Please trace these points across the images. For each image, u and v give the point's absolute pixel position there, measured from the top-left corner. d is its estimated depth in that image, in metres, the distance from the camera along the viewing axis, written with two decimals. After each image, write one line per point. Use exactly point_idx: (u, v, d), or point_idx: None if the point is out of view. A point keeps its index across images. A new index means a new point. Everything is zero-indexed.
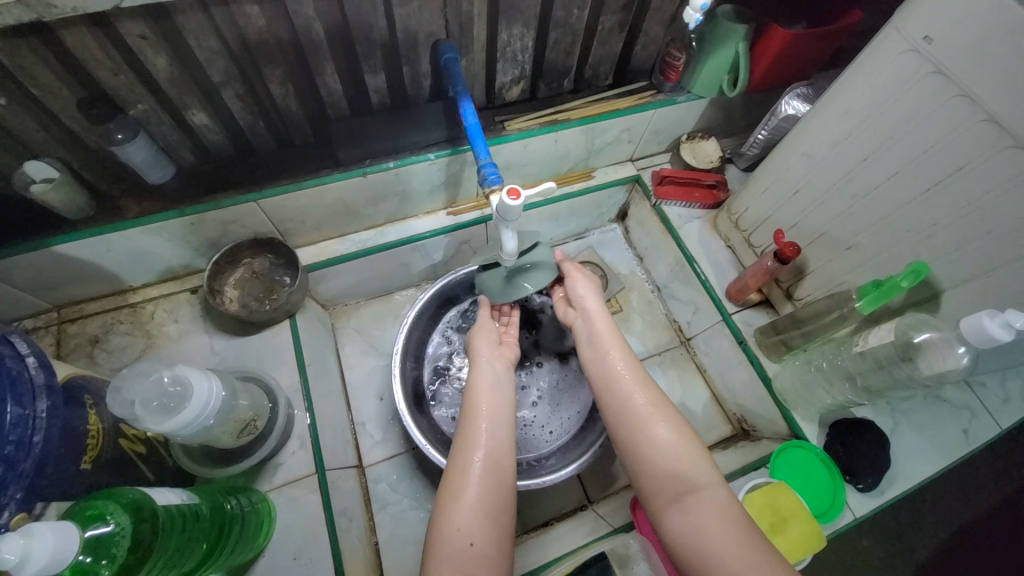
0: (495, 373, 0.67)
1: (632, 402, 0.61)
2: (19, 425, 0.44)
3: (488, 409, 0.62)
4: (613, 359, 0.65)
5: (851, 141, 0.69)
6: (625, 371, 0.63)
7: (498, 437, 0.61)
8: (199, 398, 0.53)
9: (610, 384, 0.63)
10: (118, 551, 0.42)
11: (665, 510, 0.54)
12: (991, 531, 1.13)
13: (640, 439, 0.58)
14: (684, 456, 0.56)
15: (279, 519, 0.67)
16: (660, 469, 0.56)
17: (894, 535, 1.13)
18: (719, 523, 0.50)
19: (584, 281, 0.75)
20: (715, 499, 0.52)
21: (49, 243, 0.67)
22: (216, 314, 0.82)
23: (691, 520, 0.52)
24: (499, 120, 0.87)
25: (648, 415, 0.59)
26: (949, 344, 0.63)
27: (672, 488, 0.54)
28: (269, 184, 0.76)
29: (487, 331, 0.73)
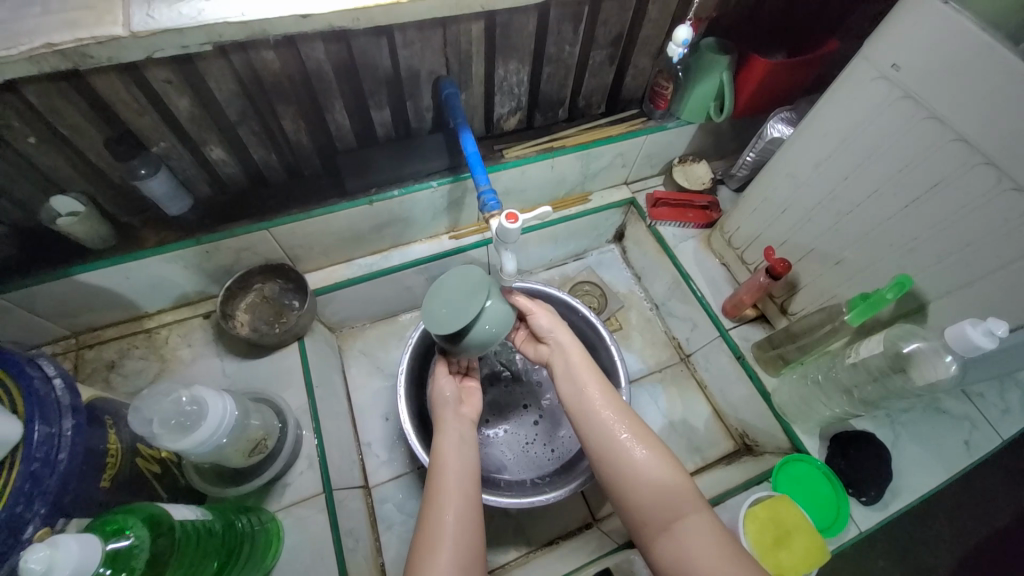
0: (459, 431, 0.68)
1: (612, 433, 0.61)
2: (46, 443, 0.46)
3: (455, 473, 0.62)
4: (588, 390, 0.65)
5: (831, 162, 0.72)
6: (602, 402, 0.63)
7: (467, 504, 0.60)
8: (213, 416, 0.56)
9: (587, 418, 0.63)
10: (137, 563, 0.43)
11: (654, 540, 0.56)
12: (1006, 549, 1.11)
13: (624, 470, 0.58)
14: (668, 482, 0.57)
15: (288, 539, 0.68)
16: (645, 500, 0.57)
17: (907, 555, 1.11)
18: (708, 549, 0.52)
19: (550, 316, 0.72)
20: (703, 523, 0.55)
21: (72, 272, 0.71)
22: (227, 337, 0.85)
23: (681, 547, 0.53)
24: (497, 149, 0.91)
25: (630, 445, 0.60)
26: (937, 353, 0.65)
27: (660, 517, 0.56)
28: (281, 213, 0.81)
29: (446, 391, 0.73)
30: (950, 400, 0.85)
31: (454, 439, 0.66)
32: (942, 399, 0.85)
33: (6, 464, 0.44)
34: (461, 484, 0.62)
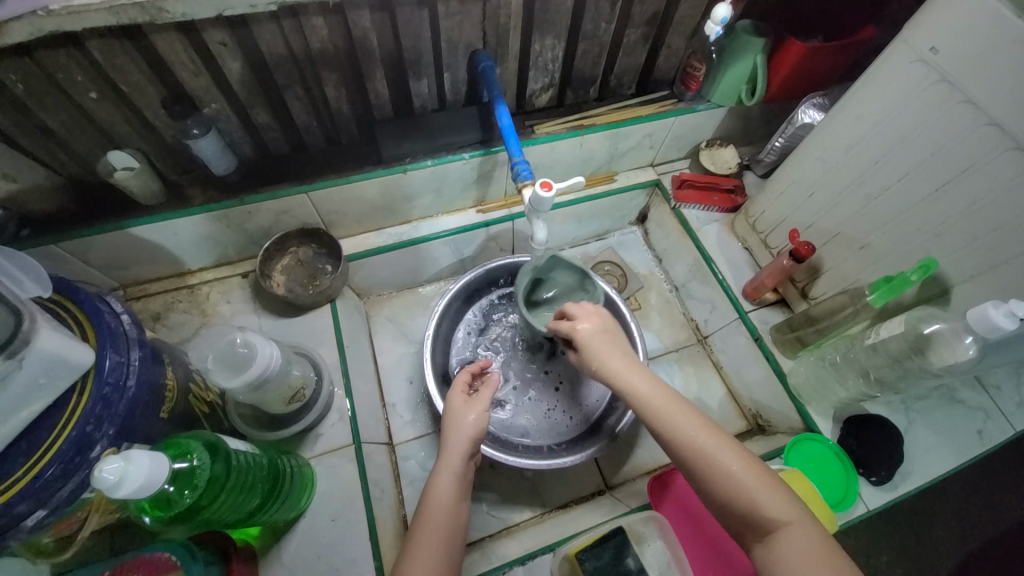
0: (456, 477, 0.62)
1: (687, 441, 0.54)
2: (116, 370, 0.50)
3: (439, 522, 0.59)
4: (655, 402, 0.57)
5: (863, 146, 0.73)
6: (671, 413, 0.56)
7: (447, 556, 0.57)
8: (261, 360, 0.59)
9: (657, 432, 0.56)
10: (198, 482, 0.48)
11: (750, 546, 0.51)
12: (1013, 552, 1.11)
13: (709, 481, 0.52)
14: (756, 487, 0.50)
15: (320, 484, 0.73)
16: (732, 509, 0.51)
17: (913, 552, 1.13)
18: (810, 563, 0.46)
19: (590, 328, 0.65)
20: (803, 531, 0.48)
21: (126, 225, 0.75)
22: (264, 295, 0.89)
23: (778, 559, 0.47)
24: (529, 124, 0.93)
25: (707, 454, 0.52)
26: (957, 336, 0.66)
27: (751, 524, 0.50)
28: (319, 179, 0.84)
29: (458, 428, 0.66)
30: (966, 390, 0.86)
31: (453, 484, 0.62)
32: (958, 389, 0.86)
33: (77, 388, 0.48)
34: (445, 532, 0.59)
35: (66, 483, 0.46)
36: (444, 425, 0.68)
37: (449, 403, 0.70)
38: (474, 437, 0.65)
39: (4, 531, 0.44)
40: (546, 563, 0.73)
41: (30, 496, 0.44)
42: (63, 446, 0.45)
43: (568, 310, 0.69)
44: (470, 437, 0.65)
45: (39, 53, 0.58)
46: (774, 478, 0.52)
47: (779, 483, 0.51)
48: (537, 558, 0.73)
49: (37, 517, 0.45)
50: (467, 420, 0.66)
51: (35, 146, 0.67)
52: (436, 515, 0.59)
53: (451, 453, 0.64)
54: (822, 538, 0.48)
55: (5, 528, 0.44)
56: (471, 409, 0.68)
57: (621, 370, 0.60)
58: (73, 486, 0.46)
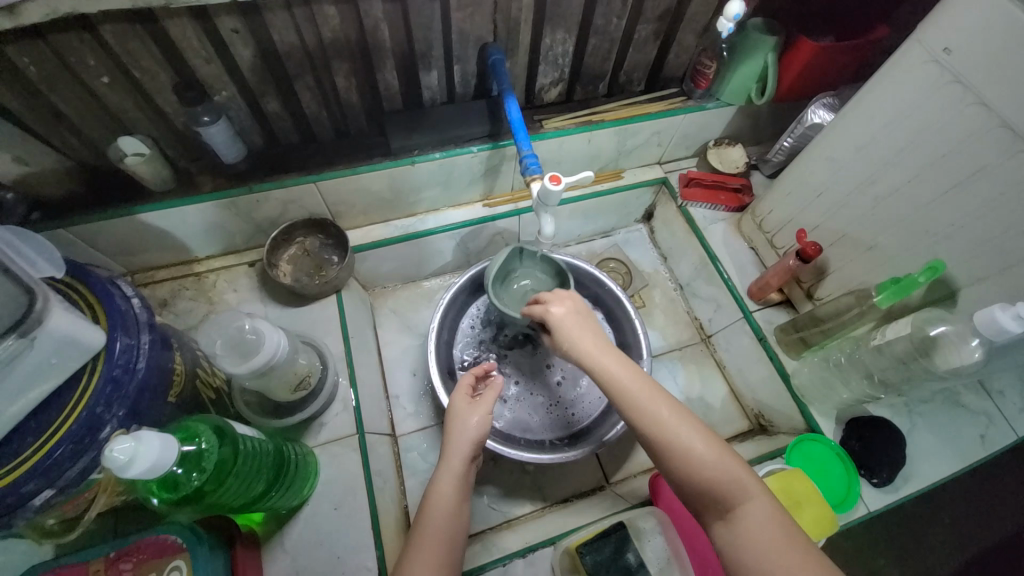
0: (457, 479, 0.63)
1: (653, 421, 0.54)
2: (127, 353, 0.50)
3: (439, 526, 0.59)
4: (624, 382, 0.57)
5: (874, 146, 0.73)
6: (639, 394, 0.56)
7: (448, 559, 0.58)
8: (269, 347, 0.60)
9: (624, 412, 0.56)
10: (206, 466, 0.49)
11: (710, 524, 0.51)
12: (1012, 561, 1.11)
13: (673, 459, 0.52)
14: (719, 466, 0.51)
15: (323, 473, 0.73)
16: (693, 487, 0.52)
17: (912, 558, 1.13)
18: (768, 540, 0.46)
19: (563, 309, 0.66)
20: (761, 509, 0.49)
21: (135, 210, 0.75)
22: (270, 285, 0.90)
23: (737, 536, 0.48)
24: (537, 119, 0.93)
25: (672, 434, 0.53)
26: (963, 338, 0.66)
27: (712, 502, 0.51)
28: (328, 169, 0.84)
29: (461, 429, 0.66)
30: (969, 395, 0.86)
31: (454, 487, 0.62)
32: (961, 393, 0.86)
33: (88, 369, 0.48)
34: (444, 536, 0.59)
35: (75, 463, 0.46)
36: (445, 425, 0.68)
37: (452, 403, 0.70)
38: (477, 440, 0.66)
39: (14, 509, 0.44)
40: (547, 555, 0.73)
41: (39, 476, 0.45)
42: (74, 427, 0.46)
43: (540, 295, 0.70)
44: (473, 439, 0.65)
45: (53, 36, 0.58)
46: (735, 458, 0.52)
47: (741, 463, 0.52)
48: (538, 551, 0.73)
49: (45, 496, 0.45)
50: (470, 422, 0.66)
51: (46, 129, 0.67)
52: (436, 519, 0.59)
53: (450, 455, 0.64)
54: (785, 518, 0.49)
55: (13, 507, 0.44)
56: (475, 410, 0.68)
57: (593, 351, 0.61)
58: (81, 466, 0.46)
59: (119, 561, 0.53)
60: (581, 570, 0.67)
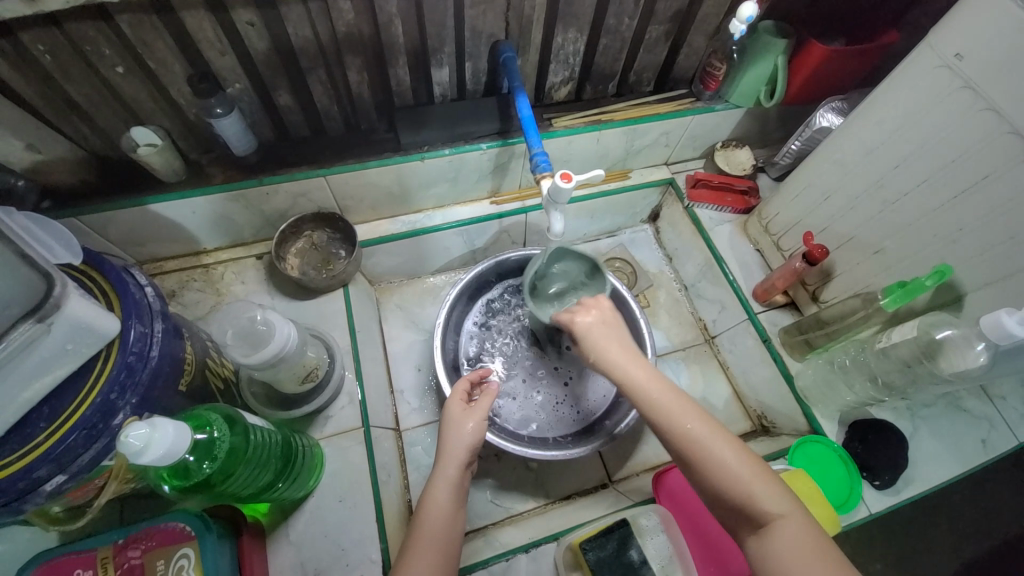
0: (453, 484, 0.62)
1: (685, 434, 0.54)
2: (141, 341, 0.51)
3: (434, 531, 0.59)
4: (653, 395, 0.57)
5: (883, 150, 0.73)
6: (670, 405, 0.56)
7: (445, 563, 0.57)
8: (280, 339, 0.60)
9: (655, 424, 0.56)
10: (218, 453, 0.49)
11: (745, 537, 0.51)
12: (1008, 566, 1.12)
13: (705, 473, 0.52)
14: (751, 480, 0.51)
15: (328, 465, 0.73)
16: (726, 499, 0.52)
17: (910, 562, 1.13)
18: (803, 555, 0.46)
19: (591, 316, 0.65)
20: (795, 523, 0.48)
21: (145, 201, 0.75)
22: (278, 277, 0.90)
23: (772, 547, 0.48)
24: (546, 117, 0.93)
25: (704, 447, 0.53)
26: (968, 342, 0.66)
27: (746, 516, 0.50)
28: (338, 162, 0.84)
29: (456, 434, 0.66)
30: (972, 399, 0.87)
31: (450, 492, 0.62)
32: (964, 397, 0.87)
33: (102, 356, 0.49)
34: (440, 539, 0.58)
35: (87, 449, 0.47)
36: (442, 430, 0.68)
37: (448, 409, 0.69)
38: (471, 446, 0.65)
39: (25, 494, 0.45)
40: (550, 551, 0.74)
41: (51, 461, 0.45)
42: (88, 412, 0.46)
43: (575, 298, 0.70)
44: (469, 446, 0.65)
45: (69, 24, 0.58)
46: (766, 469, 0.52)
47: (772, 475, 0.52)
48: (541, 546, 0.74)
49: (56, 482, 0.46)
50: (465, 428, 0.66)
51: (59, 118, 0.68)
52: (431, 522, 0.59)
53: (449, 463, 0.64)
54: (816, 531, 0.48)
55: (24, 491, 0.44)
56: (470, 417, 0.67)
57: (620, 362, 0.60)
58: (94, 452, 0.47)
59: (127, 548, 0.53)
60: (585, 567, 0.67)
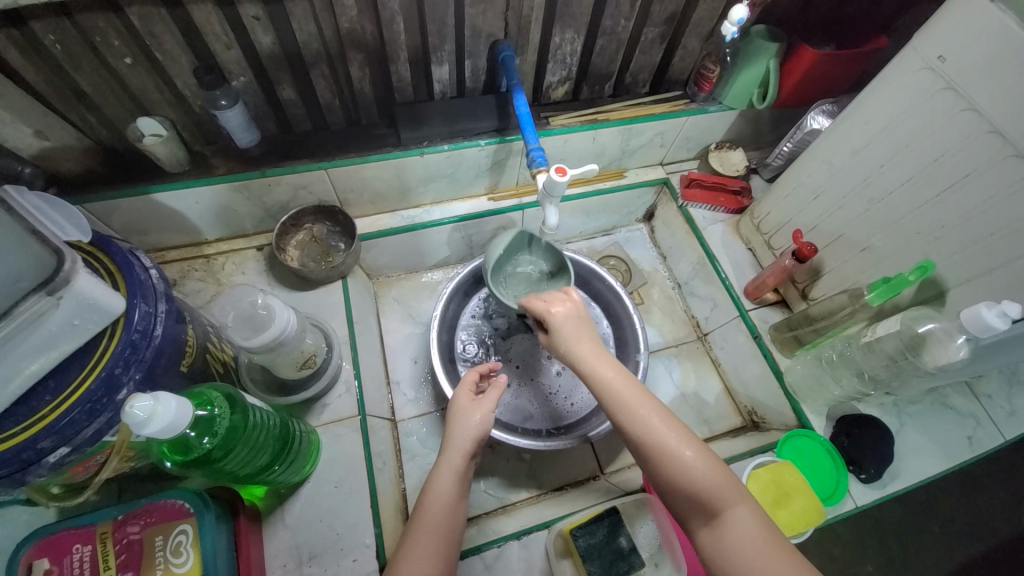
0: (454, 482, 0.62)
1: (644, 427, 0.55)
2: (146, 320, 0.52)
3: (435, 523, 0.58)
4: (614, 387, 0.58)
5: (870, 150, 0.75)
6: (631, 400, 0.56)
7: (440, 558, 0.57)
8: (279, 323, 0.62)
9: (613, 417, 0.57)
10: (218, 430, 0.51)
11: (696, 529, 0.52)
12: (997, 567, 1.13)
13: (661, 465, 0.53)
14: (708, 474, 0.52)
15: (324, 452, 0.74)
16: (680, 493, 0.52)
17: (901, 563, 1.14)
18: (753, 544, 0.48)
19: (566, 309, 0.67)
20: (746, 513, 0.50)
21: (149, 190, 0.77)
22: (278, 268, 0.91)
23: (724, 539, 0.49)
24: (544, 116, 0.95)
25: (661, 440, 0.53)
26: (950, 336, 0.68)
27: (700, 508, 0.51)
28: (339, 156, 0.86)
29: (462, 425, 0.66)
30: (958, 397, 0.89)
31: (452, 482, 0.62)
32: (950, 395, 0.89)
33: (107, 333, 0.50)
34: (443, 531, 0.58)
35: (91, 422, 0.48)
36: (449, 421, 0.68)
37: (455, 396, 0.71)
38: (477, 437, 0.65)
39: (28, 466, 0.46)
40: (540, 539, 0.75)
41: (55, 433, 0.46)
42: (92, 386, 0.47)
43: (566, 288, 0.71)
44: (473, 439, 0.65)
45: (80, 15, 0.60)
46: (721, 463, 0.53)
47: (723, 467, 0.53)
48: (532, 534, 0.74)
49: (60, 454, 0.47)
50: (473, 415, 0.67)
51: (67, 107, 0.70)
52: (435, 513, 0.59)
53: (454, 454, 0.64)
54: (766, 526, 0.50)
55: (28, 463, 0.46)
56: (477, 409, 0.67)
57: (588, 358, 0.61)
58: (97, 426, 0.48)
59: (126, 524, 0.54)
60: (575, 554, 0.68)
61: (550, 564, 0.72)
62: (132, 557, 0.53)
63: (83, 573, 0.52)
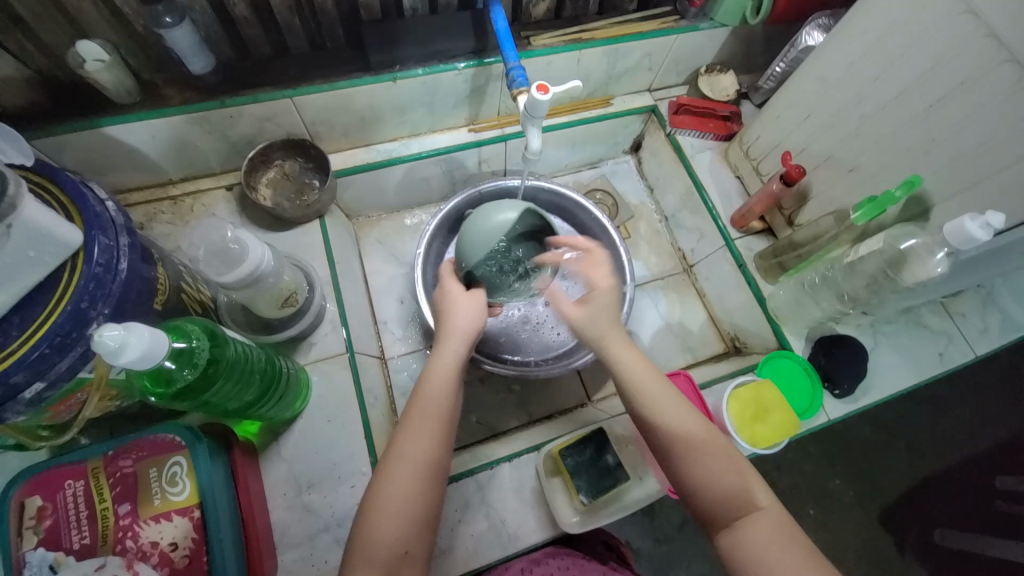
0: (452, 368, 0.64)
1: (674, 432, 0.58)
2: (107, 252, 0.49)
3: (426, 404, 0.60)
4: (644, 388, 0.62)
5: (864, 62, 0.72)
6: (661, 406, 0.60)
7: (439, 437, 0.58)
8: (253, 257, 0.60)
9: (642, 418, 0.61)
10: (199, 361, 0.50)
11: (715, 528, 0.55)
12: (953, 474, 1.23)
13: (687, 465, 0.56)
14: (734, 479, 0.55)
15: (315, 388, 0.75)
16: (704, 495, 0.56)
17: (866, 476, 1.23)
18: (771, 544, 0.51)
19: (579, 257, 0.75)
20: (769, 518, 0.53)
21: (99, 123, 0.71)
22: (250, 208, 0.87)
23: (744, 541, 0.52)
24: (524, 35, 0.88)
25: (690, 443, 0.57)
26: (930, 250, 0.69)
27: (723, 510, 0.54)
28: (305, 83, 0.79)
29: (461, 315, 0.69)
30: (932, 316, 0.91)
31: (450, 369, 0.64)
32: (925, 314, 0.92)
33: (68, 268, 0.47)
34: (439, 416, 0.60)
35: (63, 358, 0.46)
36: (444, 314, 0.71)
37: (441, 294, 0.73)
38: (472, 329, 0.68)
39: (5, 401, 0.45)
40: (532, 460, 0.78)
41: (26, 368, 0.45)
42: (60, 319, 0.46)
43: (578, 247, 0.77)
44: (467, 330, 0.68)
45: None
46: (747, 468, 0.57)
47: (750, 470, 0.56)
48: (522, 457, 0.78)
49: (35, 389, 0.46)
50: (461, 298, 0.71)
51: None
52: (428, 399, 0.60)
53: (455, 344, 0.66)
54: (785, 528, 0.53)
55: (4, 398, 0.45)
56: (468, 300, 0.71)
57: (618, 358, 0.65)
58: (70, 361, 0.47)
59: (118, 458, 0.55)
60: (565, 473, 0.72)
61: (541, 482, 0.75)
62: (127, 489, 0.54)
63: (78, 506, 0.53)
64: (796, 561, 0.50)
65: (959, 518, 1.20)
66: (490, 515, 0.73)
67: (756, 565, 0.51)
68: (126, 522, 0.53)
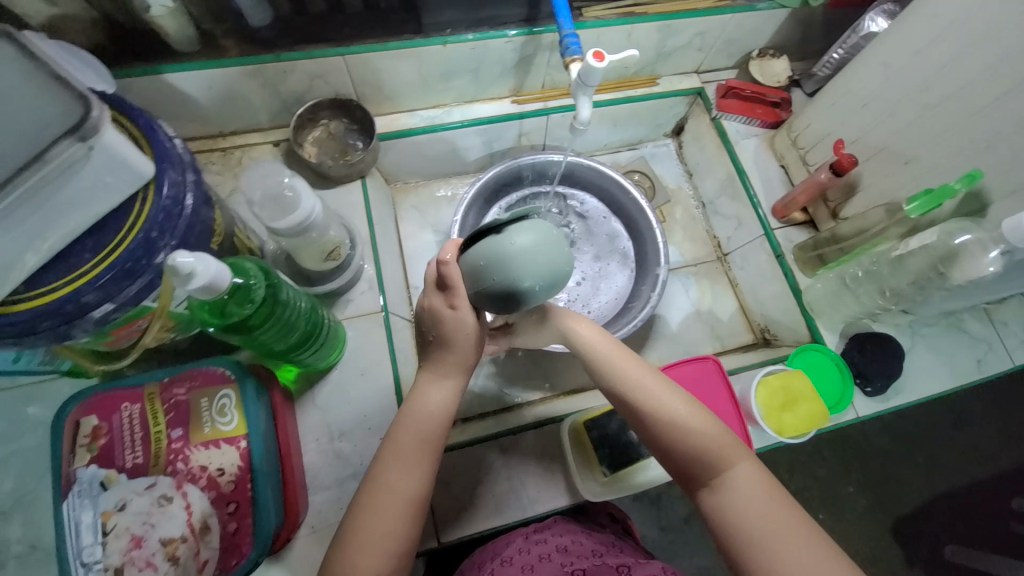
0: (448, 399, 0.56)
1: (648, 395, 0.55)
2: (177, 186, 0.52)
3: (416, 430, 0.54)
4: (605, 352, 0.60)
5: (932, 49, 0.69)
6: (627, 366, 0.58)
7: (429, 472, 0.53)
8: (306, 205, 0.61)
9: (609, 383, 0.58)
10: (255, 298, 0.52)
11: (698, 491, 0.53)
12: (975, 487, 1.21)
13: (661, 429, 0.54)
14: (710, 433, 0.53)
15: (350, 343, 0.77)
16: (680, 456, 0.53)
17: (883, 481, 1.22)
18: (756, 503, 0.49)
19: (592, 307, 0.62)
20: (747, 473, 0.51)
21: (161, 70, 0.73)
22: (295, 166, 0.89)
23: (728, 501, 0.50)
24: (577, 6, 0.86)
25: (661, 403, 0.55)
26: (984, 247, 0.68)
27: (702, 471, 0.52)
28: (356, 42, 0.80)
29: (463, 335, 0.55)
30: (974, 322, 0.89)
31: (447, 396, 0.56)
32: (966, 319, 0.89)
33: (139, 198, 0.50)
34: (428, 443, 0.53)
35: (133, 282, 0.50)
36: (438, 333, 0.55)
37: (432, 307, 0.55)
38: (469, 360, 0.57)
39: (76, 319, 0.48)
40: (554, 430, 0.79)
41: (98, 288, 0.48)
42: (132, 245, 0.49)
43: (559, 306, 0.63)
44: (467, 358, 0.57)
45: None
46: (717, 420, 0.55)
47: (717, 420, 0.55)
48: (546, 426, 0.79)
49: (105, 310, 0.49)
50: (468, 322, 0.54)
51: None
52: (417, 424, 0.54)
53: (449, 371, 0.57)
54: (765, 481, 0.51)
55: (74, 316, 0.48)
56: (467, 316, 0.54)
57: (577, 327, 0.62)
58: (140, 285, 0.50)
59: (173, 386, 0.58)
60: (589, 445, 0.74)
61: (564, 451, 0.77)
62: (180, 414, 0.58)
63: (133, 427, 0.57)
64: (784, 511, 0.48)
65: (972, 533, 1.19)
66: (511, 478, 0.75)
67: (745, 525, 0.48)
68: (177, 446, 0.57)
